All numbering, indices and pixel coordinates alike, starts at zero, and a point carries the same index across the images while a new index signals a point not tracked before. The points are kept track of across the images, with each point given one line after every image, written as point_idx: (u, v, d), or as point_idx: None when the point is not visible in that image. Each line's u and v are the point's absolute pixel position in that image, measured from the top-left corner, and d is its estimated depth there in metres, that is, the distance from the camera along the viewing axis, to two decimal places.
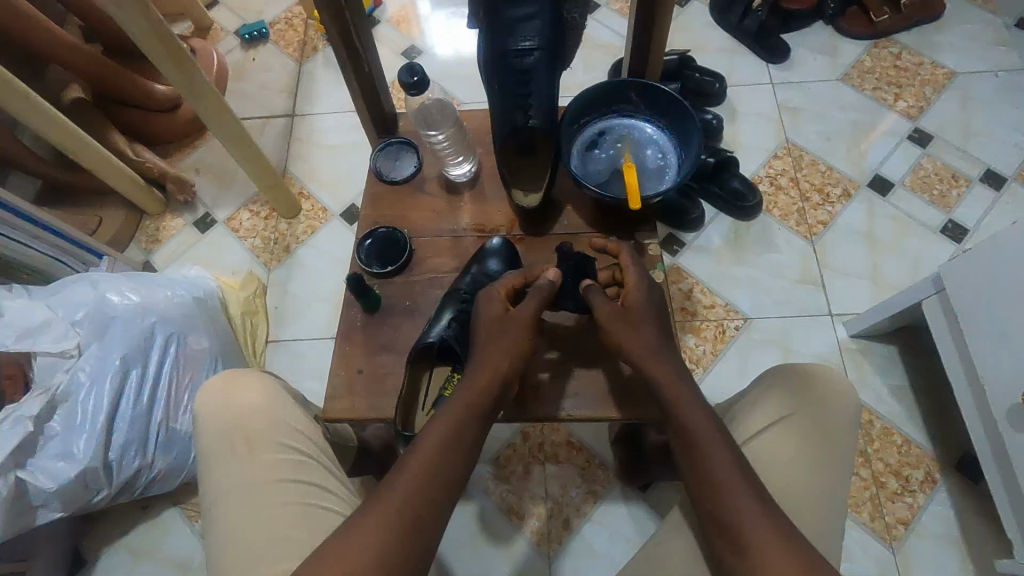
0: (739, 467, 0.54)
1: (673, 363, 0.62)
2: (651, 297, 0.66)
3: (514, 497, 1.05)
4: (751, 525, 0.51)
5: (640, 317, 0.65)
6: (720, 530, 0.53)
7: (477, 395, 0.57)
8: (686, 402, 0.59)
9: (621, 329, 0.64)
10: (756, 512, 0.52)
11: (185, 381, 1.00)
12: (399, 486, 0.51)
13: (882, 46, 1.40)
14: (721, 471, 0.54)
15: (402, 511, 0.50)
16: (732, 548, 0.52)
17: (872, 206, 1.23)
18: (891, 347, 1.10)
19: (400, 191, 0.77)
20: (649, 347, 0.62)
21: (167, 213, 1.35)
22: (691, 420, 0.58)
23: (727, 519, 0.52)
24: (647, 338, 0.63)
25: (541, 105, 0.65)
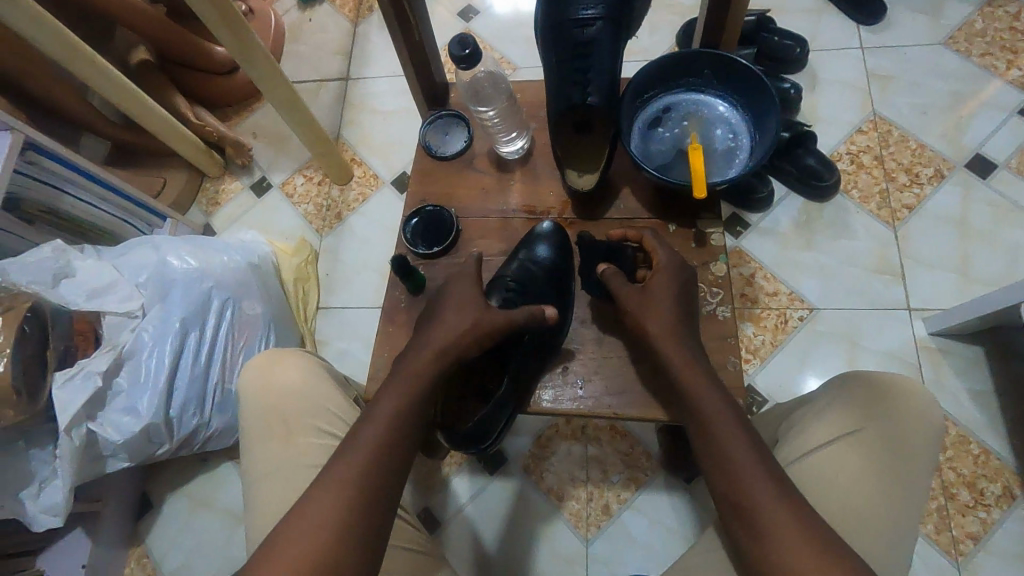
0: (749, 444, 0.52)
1: (686, 344, 0.58)
2: (677, 278, 0.62)
3: (553, 477, 1.04)
4: (766, 507, 0.48)
5: (661, 296, 0.60)
6: (734, 512, 0.50)
7: (435, 353, 0.57)
8: (695, 379, 0.56)
9: (640, 307, 0.60)
10: (773, 494, 0.49)
11: (239, 344, 1.04)
12: (358, 449, 0.51)
13: (997, 4, 1.23)
14: (733, 450, 0.51)
15: (361, 471, 0.50)
16: (747, 531, 0.48)
17: (968, 189, 1.10)
18: (976, 348, 1.00)
19: (448, 168, 0.74)
20: (665, 326, 0.59)
21: (226, 177, 1.38)
22: (700, 398, 0.55)
23: (741, 499, 0.49)
24: (665, 315, 0.59)
25: (601, 81, 0.59)
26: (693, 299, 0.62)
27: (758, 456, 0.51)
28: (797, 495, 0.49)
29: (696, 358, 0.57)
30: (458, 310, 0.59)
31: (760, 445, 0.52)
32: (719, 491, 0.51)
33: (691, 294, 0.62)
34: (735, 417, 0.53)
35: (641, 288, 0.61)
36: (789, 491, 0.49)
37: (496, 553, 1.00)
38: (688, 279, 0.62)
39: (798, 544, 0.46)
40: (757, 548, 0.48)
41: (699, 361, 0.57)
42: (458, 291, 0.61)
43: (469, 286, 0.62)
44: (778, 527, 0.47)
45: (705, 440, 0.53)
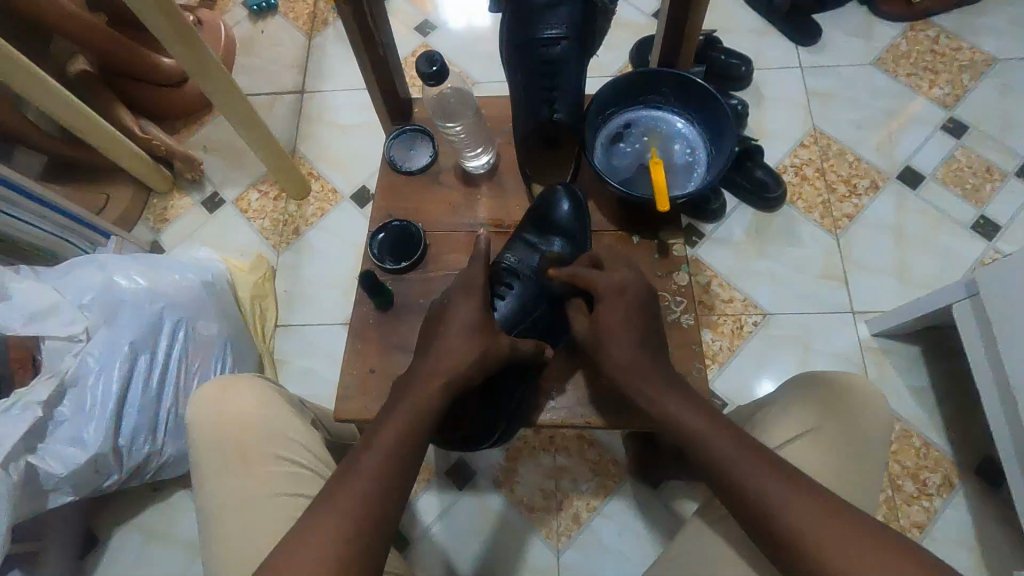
0: (750, 449, 0.51)
1: (651, 369, 0.58)
2: (625, 306, 0.60)
3: (524, 489, 1.04)
4: (788, 504, 0.48)
5: (614, 330, 0.60)
6: (751, 516, 0.49)
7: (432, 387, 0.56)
8: (671, 404, 0.56)
9: (598, 346, 0.60)
10: (792, 489, 0.49)
11: (194, 366, 1.00)
12: (358, 483, 0.50)
13: (919, 29, 1.33)
14: (733, 462, 0.51)
15: (358, 505, 0.49)
16: (773, 532, 0.48)
17: (902, 199, 1.18)
18: (914, 348, 1.07)
19: (414, 183, 0.74)
20: (620, 361, 0.59)
21: (175, 192, 1.32)
22: (685, 419, 0.55)
23: (776, 524, 0.48)
24: (618, 350, 0.59)
25: (568, 100, 0.60)
26: (652, 316, 0.62)
27: (766, 461, 0.50)
28: (814, 484, 0.49)
29: (671, 380, 0.58)
30: (462, 338, 0.59)
31: (764, 449, 0.52)
32: (731, 500, 0.51)
33: (650, 317, 0.61)
34: (729, 432, 0.53)
35: (591, 329, 0.61)
36: (805, 481, 0.49)
37: (468, 568, 0.99)
38: (642, 304, 0.61)
39: (831, 531, 0.46)
40: (790, 546, 0.47)
41: (671, 378, 0.58)
42: (460, 313, 0.61)
43: (466, 311, 0.61)
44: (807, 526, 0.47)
45: (701, 459, 0.53)
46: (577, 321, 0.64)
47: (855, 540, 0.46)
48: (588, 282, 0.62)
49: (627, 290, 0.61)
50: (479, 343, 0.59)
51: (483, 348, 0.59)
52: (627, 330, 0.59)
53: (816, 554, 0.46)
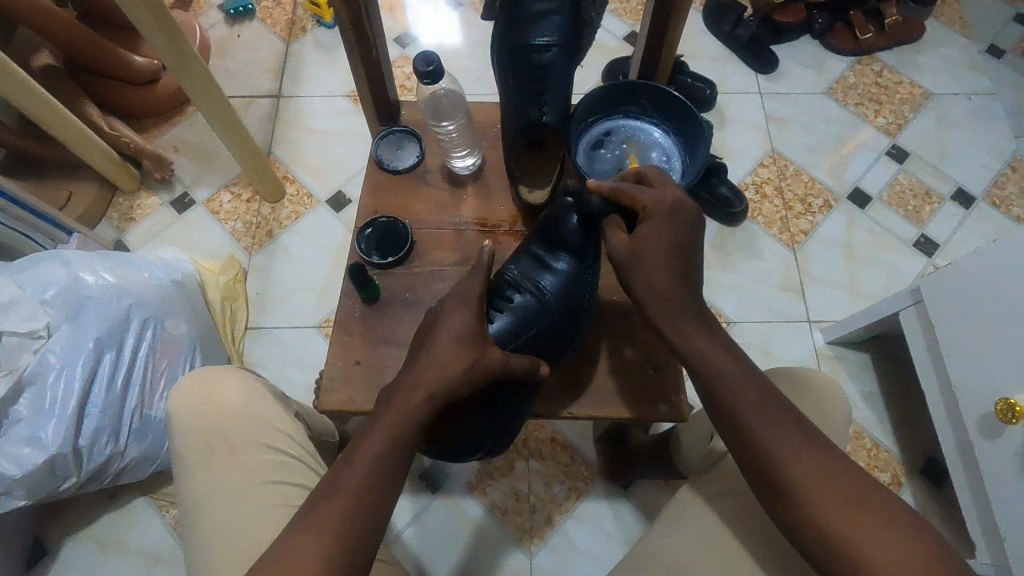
0: (768, 399, 0.54)
1: (686, 308, 0.59)
2: (670, 227, 0.59)
3: (497, 492, 1.05)
4: (793, 459, 0.51)
5: (657, 248, 0.59)
6: (758, 464, 0.53)
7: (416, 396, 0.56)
8: (702, 346, 0.57)
9: (640, 259, 0.59)
10: (801, 444, 0.52)
11: (161, 366, 0.97)
12: (337, 501, 0.50)
13: (865, 63, 1.45)
14: (750, 414, 0.54)
15: (338, 522, 0.49)
16: (775, 483, 0.52)
17: (852, 217, 1.27)
18: (865, 355, 1.14)
19: (401, 181, 0.76)
20: (659, 289, 0.58)
21: (142, 190, 1.29)
22: (715, 364, 0.56)
23: (767, 461, 0.52)
24: (659, 275, 0.58)
25: (556, 101, 0.63)
26: (695, 245, 0.61)
27: (782, 415, 0.54)
28: (822, 439, 0.53)
29: (706, 322, 0.59)
30: (445, 353, 0.58)
31: (785, 402, 0.55)
32: (742, 450, 0.54)
33: (692, 242, 0.60)
34: (740, 372, 0.56)
35: (632, 244, 0.60)
36: (813, 436, 0.53)
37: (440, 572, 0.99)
38: (686, 229, 0.59)
39: (828, 487, 0.50)
40: (788, 498, 0.51)
41: (706, 319, 0.59)
42: (449, 317, 0.61)
43: (450, 326, 0.60)
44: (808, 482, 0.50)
45: (722, 409, 0.55)
46: (619, 237, 0.62)
47: (848, 497, 0.50)
48: (633, 200, 0.60)
49: (672, 208, 0.60)
50: (465, 356, 0.58)
51: (470, 363, 0.58)
52: (666, 258, 0.58)
53: (814, 506, 0.50)
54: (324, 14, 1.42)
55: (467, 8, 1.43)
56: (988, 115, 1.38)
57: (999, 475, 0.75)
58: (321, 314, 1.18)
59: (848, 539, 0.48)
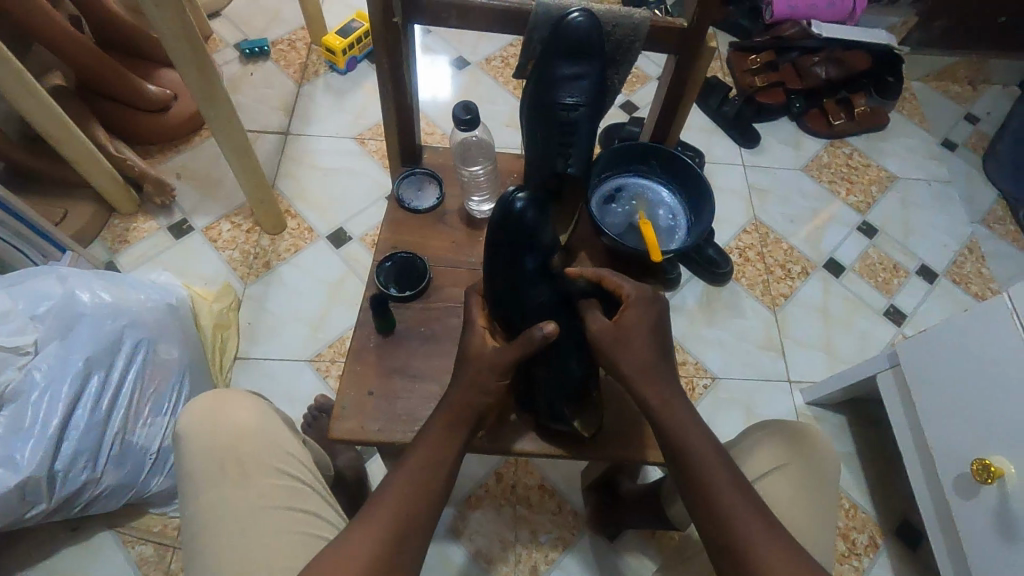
0: (743, 494, 0.54)
1: (665, 382, 0.61)
2: (650, 311, 0.64)
3: (482, 539, 1.03)
4: (769, 560, 0.50)
5: (637, 337, 0.62)
6: (729, 560, 0.51)
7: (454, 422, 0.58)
8: (682, 420, 0.59)
9: (620, 347, 0.62)
10: (774, 543, 0.51)
11: (149, 391, 0.94)
12: (386, 504, 0.52)
13: (837, 146, 1.58)
14: (728, 502, 0.53)
15: (388, 524, 0.50)
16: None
17: (828, 284, 1.35)
18: (842, 416, 1.19)
19: (420, 220, 0.79)
20: (643, 367, 0.61)
21: (140, 214, 1.29)
22: (692, 448, 0.57)
23: (728, 540, 0.52)
24: (642, 357, 0.61)
25: (580, 156, 0.69)
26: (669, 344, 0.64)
27: (756, 510, 0.53)
28: (799, 546, 0.51)
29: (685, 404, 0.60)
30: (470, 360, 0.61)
31: (758, 498, 0.54)
32: (714, 545, 0.53)
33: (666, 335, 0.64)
34: (714, 453, 0.57)
35: (609, 334, 0.62)
36: (788, 539, 0.51)
37: None
38: (661, 317, 0.64)
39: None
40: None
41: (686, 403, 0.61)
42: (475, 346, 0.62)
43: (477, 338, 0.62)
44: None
45: (699, 492, 0.55)
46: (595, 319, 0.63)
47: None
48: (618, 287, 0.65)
49: (648, 297, 0.65)
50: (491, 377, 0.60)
51: (492, 362, 0.60)
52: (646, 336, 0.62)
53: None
54: (337, 61, 1.48)
55: (475, 67, 1.52)
56: (946, 199, 1.52)
57: (978, 538, 0.78)
58: (314, 348, 1.16)
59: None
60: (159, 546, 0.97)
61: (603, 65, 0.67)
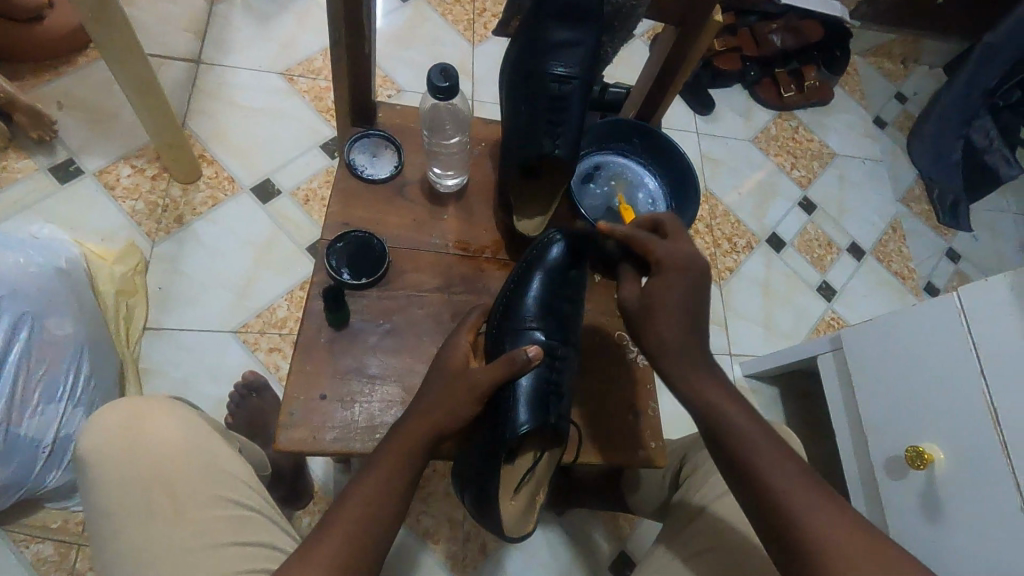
0: (787, 463, 0.51)
1: (693, 337, 0.58)
2: (684, 281, 0.59)
3: (429, 519, 0.99)
4: (812, 514, 0.48)
5: (667, 300, 0.59)
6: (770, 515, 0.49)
7: (417, 432, 0.55)
8: (702, 379, 0.56)
9: (650, 319, 0.59)
10: (831, 510, 0.48)
11: (37, 374, 0.80)
12: (330, 541, 0.47)
13: (785, 118, 1.58)
14: (772, 473, 0.50)
15: (336, 561, 0.46)
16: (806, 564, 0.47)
17: (769, 259, 1.39)
18: (775, 388, 1.25)
19: (376, 192, 0.71)
20: (670, 342, 0.58)
21: (11, 150, 1.06)
22: (717, 403, 0.55)
23: (766, 495, 0.50)
24: (672, 313, 0.58)
25: (569, 136, 0.64)
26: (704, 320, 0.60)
27: (805, 481, 0.50)
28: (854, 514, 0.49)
29: (723, 382, 0.57)
30: (444, 384, 0.58)
31: (805, 465, 0.52)
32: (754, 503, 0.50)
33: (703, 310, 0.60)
34: (739, 409, 0.54)
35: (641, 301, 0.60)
36: (840, 503, 0.49)
37: None
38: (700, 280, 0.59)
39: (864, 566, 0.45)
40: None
41: (722, 379, 0.57)
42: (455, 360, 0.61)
43: (458, 360, 0.61)
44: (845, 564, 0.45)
45: (733, 450, 0.52)
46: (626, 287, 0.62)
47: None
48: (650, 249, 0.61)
49: (686, 264, 0.60)
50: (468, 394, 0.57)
51: (469, 387, 0.57)
52: (675, 311, 0.58)
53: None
54: None
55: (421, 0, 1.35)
56: (877, 178, 1.58)
57: (901, 512, 0.84)
58: (240, 317, 1.03)
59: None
60: (59, 545, 0.86)
61: (598, 41, 0.64)
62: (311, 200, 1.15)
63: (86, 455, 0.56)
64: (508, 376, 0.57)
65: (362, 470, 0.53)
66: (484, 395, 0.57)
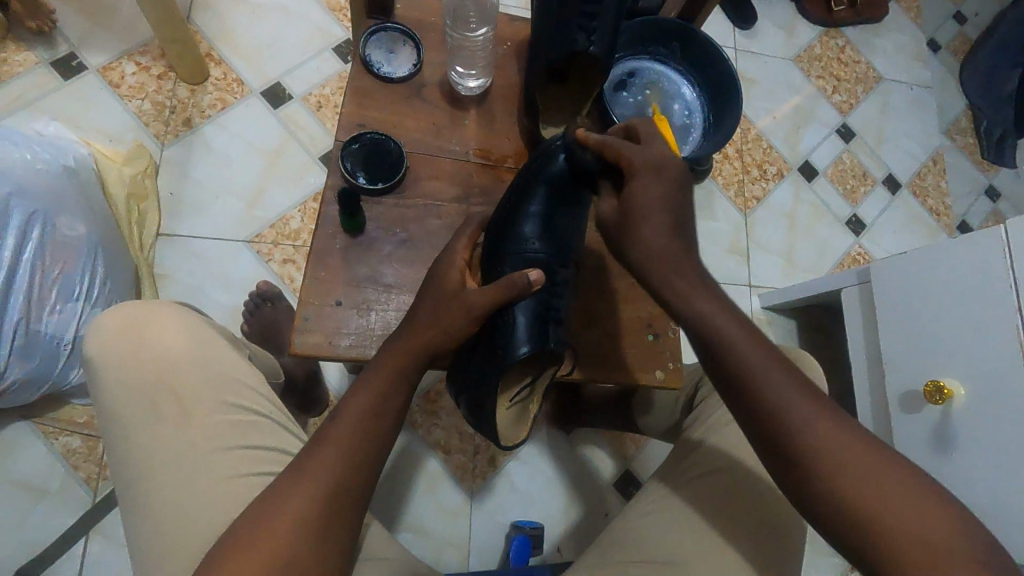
0: (785, 369, 0.48)
1: (685, 253, 0.53)
2: (662, 183, 0.55)
3: (442, 432, 1.00)
4: (825, 451, 0.45)
5: (649, 213, 0.54)
6: (783, 457, 0.47)
7: (413, 349, 0.54)
8: (704, 308, 0.51)
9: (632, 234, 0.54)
10: (846, 445, 0.46)
11: (51, 275, 0.80)
12: (322, 456, 0.48)
13: (831, 36, 1.46)
14: (772, 381, 0.47)
15: (333, 471, 0.47)
16: (808, 483, 0.46)
17: (799, 189, 1.33)
18: (792, 321, 1.23)
19: (393, 93, 0.67)
20: (652, 253, 0.53)
21: (9, 41, 1.01)
22: (719, 330, 0.49)
23: (776, 434, 0.47)
24: (659, 223, 0.53)
25: (603, 36, 0.59)
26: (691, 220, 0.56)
27: (805, 389, 0.48)
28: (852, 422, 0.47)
29: (708, 287, 0.52)
30: (437, 304, 0.56)
31: (802, 378, 0.49)
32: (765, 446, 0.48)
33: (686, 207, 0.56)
34: (747, 331, 0.50)
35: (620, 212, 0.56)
36: (855, 433, 0.46)
37: (377, 510, 0.95)
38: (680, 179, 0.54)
39: (873, 478, 0.44)
40: (824, 496, 0.45)
41: (709, 282, 0.53)
42: (447, 280, 0.57)
43: (451, 279, 0.58)
44: (853, 477, 0.44)
45: (742, 382, 0.48)
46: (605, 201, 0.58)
47: (901, 485, 0.44)
48: (622, 155, 0.56)
49: (663, 167, 0.55)
50: (459, 312, 0.55)
51: (464, 308, 0.55)
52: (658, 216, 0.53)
53: (871, 503, 0.44)
54: None
55: None
56: (923, 106, 1.48)
57: (910, 444, 0.84)
58: (252, 227, 1.02)
59: (912, 535, 0.42)
60: (87, 439, 0.89)
61: None
62: (323, 107, 1.09)
63: (93, 358, 0.56)
64: (507, 299, 0.56)
65: (355, 387, 0.52)
66: (480, 315, 0.56)
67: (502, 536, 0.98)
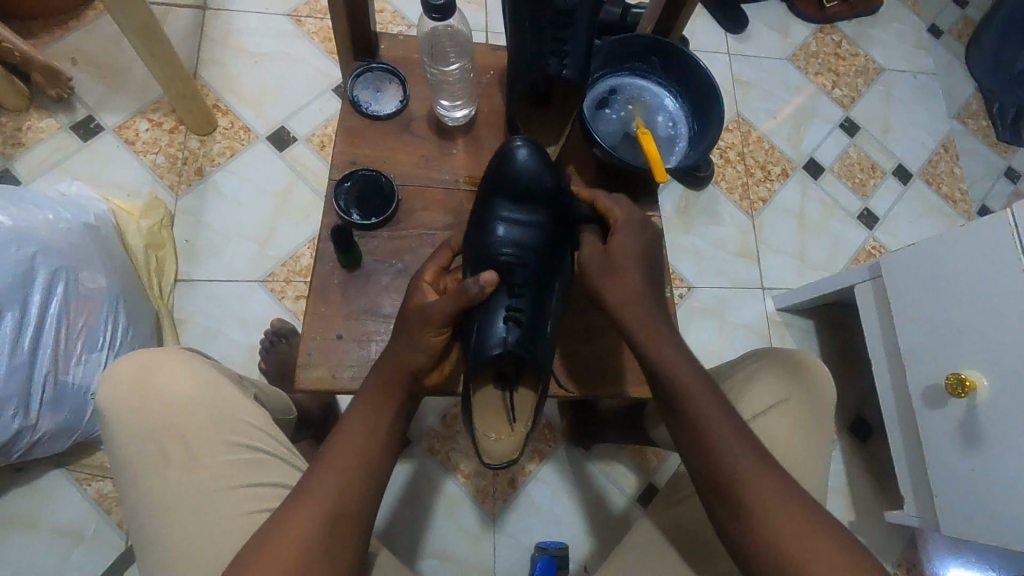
0: (728, 412, 0.55)
1: (657, 320, 0.60)
2: (636, 235, 0.62)
3: (460, 455, 1.01)
4: (757, 497, 0.51)
5: (624, 265, 0.61)
6: (720, 501, 0.53)
7: (393, 380, 0.56)
8: (670, 356, 0.58)
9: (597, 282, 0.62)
10: (778, 492, 0.51)
11: (76, 327, 0.84)
12: (325, 478, 0.50)
13: (826, 32, 1.46)
14: (702, 408, 0.55)
15: (334, 493, 0.49)
16: (735, 528, 0.52)
17: (806, 187, 1.31)
18: (810, 321, 1.20)
19: (383, 129, 0.69)
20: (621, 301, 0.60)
21: (32, 110, 1.07)
22: (679, 372, 0.57)
23: (716, 474, 0.53)
24: (632, 285, 0.60)
25: (576, 56, 0.61)
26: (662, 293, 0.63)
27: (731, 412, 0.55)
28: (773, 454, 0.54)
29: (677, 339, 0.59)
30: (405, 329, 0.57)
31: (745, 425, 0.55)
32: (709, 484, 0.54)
33: (654, 273, 0.62)
34: (702, 382, 0.56)
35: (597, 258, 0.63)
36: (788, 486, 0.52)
37: (399, 538, 0.95)
38: (649, 243, 0.63)
39: (789, 515, 0.50)
40: (751, 532, 0.51)
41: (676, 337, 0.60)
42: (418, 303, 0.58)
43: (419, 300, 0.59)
44: (778, 512, 0.51)
45: (691, 427, 0.55)
46: (586, 247, 0.64)
47: (820, 535, 0.49)
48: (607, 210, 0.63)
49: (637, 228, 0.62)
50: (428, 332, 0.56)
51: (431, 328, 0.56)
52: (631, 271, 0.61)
53: (780, 548, 0.50)
54: None
55: None
56: (929, 93, 1.45)
57: (938, 441, 0.81)
58: (265, 267, 1.05)
59: None
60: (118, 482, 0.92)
61: None
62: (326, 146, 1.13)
63: (106, 406, 0.58)
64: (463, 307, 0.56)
65: (346, 418, 0.55)
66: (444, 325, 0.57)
67: (526, 558, 0.97)
